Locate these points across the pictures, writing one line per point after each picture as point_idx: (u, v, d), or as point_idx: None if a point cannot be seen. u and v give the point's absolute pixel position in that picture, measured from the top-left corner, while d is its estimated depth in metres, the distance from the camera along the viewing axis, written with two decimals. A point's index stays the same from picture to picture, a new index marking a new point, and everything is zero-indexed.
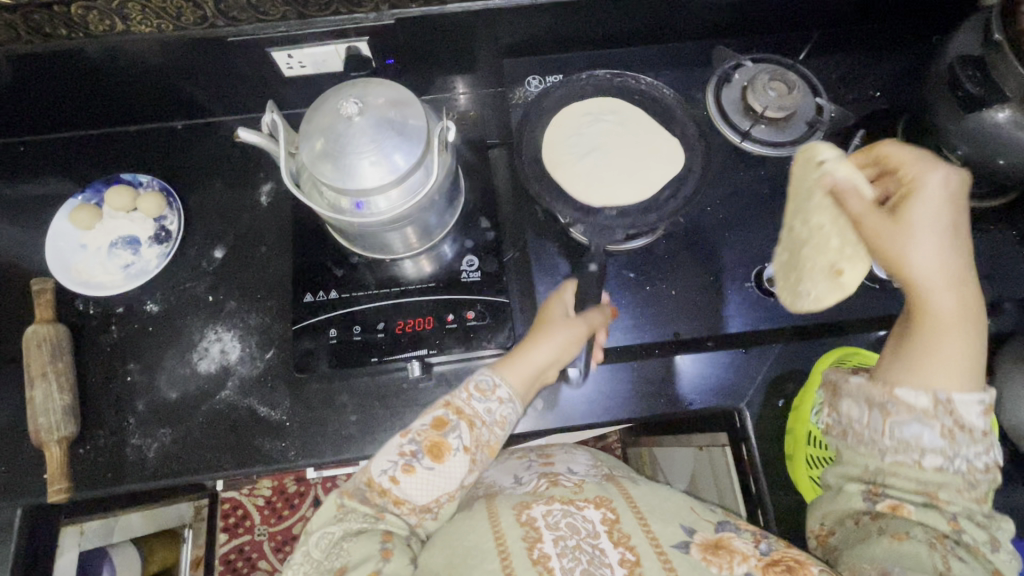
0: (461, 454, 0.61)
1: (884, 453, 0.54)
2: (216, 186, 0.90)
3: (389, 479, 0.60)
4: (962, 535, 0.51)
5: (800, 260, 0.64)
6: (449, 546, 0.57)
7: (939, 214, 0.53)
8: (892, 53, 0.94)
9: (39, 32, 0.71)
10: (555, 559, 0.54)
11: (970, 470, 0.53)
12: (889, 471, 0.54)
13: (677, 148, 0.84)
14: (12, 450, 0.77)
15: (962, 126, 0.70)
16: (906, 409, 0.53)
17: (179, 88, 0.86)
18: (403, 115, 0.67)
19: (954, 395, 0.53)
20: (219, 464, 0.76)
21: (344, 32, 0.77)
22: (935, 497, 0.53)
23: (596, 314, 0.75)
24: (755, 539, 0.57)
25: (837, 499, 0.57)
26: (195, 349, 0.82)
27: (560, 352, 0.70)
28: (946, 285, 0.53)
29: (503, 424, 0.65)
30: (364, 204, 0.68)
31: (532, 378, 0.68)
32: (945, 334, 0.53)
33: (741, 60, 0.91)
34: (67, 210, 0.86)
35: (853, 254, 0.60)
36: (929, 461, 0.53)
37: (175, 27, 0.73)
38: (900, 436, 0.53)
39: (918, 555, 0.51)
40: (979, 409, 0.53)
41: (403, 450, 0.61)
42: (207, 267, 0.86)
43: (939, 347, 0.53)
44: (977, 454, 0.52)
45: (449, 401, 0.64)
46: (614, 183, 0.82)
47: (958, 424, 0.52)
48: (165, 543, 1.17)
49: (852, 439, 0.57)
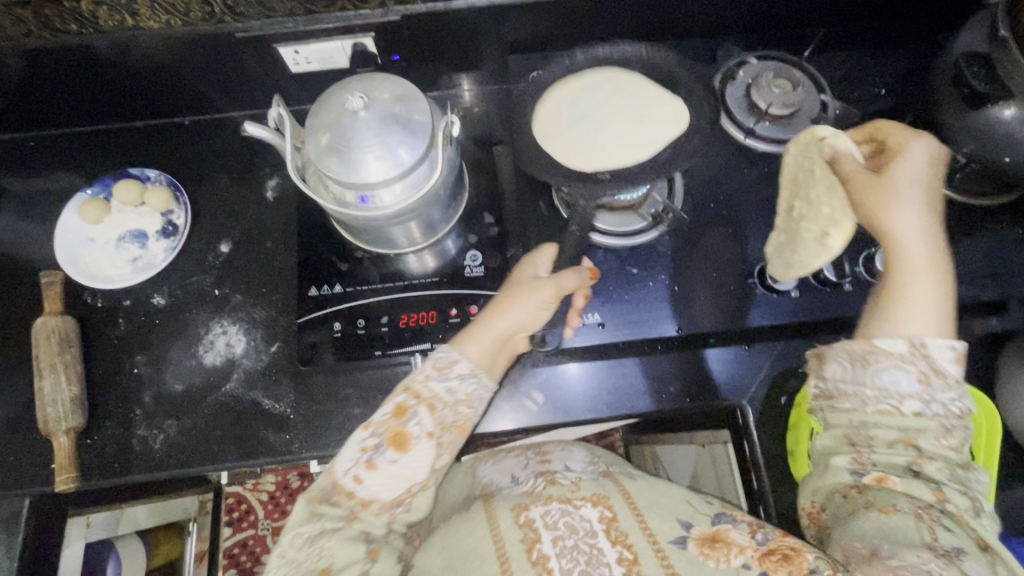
0: (424, 441, 0.60)
1: (866, 404, 0.57)
2: (223, 180, 0.91)
3: (352, 479, 0.58)
4: (947, 505, 0.53)
5: (796, 233, 0.68)
6: (448, 551, 0.60)
7: (920, 176, 0.59)
8: (897, 51, 0.94)
9: (49, 28, 0.72)
10: (553, 559, 0.55)
11: (945, 416, 0.55)
12: (871, 427, 0.56)
13: (682, 109, 0.82)
14: (20, 440, 0.78)
15: (967, 123, 0.70)
16: (885, 356, 0.56)
17: (187, 84, 0.87)
18: (408, 110, 0.68)
19: (926, 339, 0.56)
20: (225, 456, 0.77)
21: (351, 28, 0.77)
22: (912, 440, 0.55)
23: (570, 274, 0.69)
24: (751, 530, 0.58)
25: (825, 476, 0.58)
26: (201, 342, 0.82)
27: (526, 316, 0.67)
28: (921, 238, 0.57)
29: (467, 402, 0.63)
30: (368, 198, 0.68)
31: (492, 347, 0.66)
32: (922, 282, 0.57)
33: (745, 57, 0.90)
34: (76, 204, 0.87)
35: (838, 219, 0.63)
36: (909, 408, 0.55)
37: (183, 23, 0.74)
38: (878, 382, 0.56)
39: (906, 527, 0.52)
40: (951, 355, 0.56)
41: (364, 446, 0.59)
42: (214, 261, 0.87)
43: (915, 295, 0.57)
44: (953, 401, 0.55)
45: (408, 385, 0.62)
46: (600, 158, 0.82)
47: (933, 370, 0.55)
48: (170, 535, 1.17)
49: (836, 404, 0.59)
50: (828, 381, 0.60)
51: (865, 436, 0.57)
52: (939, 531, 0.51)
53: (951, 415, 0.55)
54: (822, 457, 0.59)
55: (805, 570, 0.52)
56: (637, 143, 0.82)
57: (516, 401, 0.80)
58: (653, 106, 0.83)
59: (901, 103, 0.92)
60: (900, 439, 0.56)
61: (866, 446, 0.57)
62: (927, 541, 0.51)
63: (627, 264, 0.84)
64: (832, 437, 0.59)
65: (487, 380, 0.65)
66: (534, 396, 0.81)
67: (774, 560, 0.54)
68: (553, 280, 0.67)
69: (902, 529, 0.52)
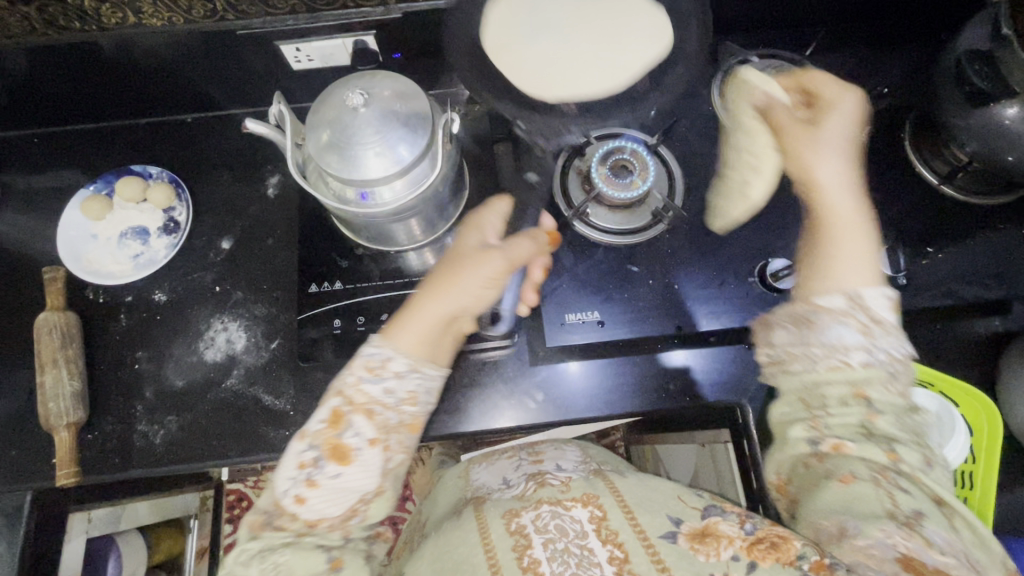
0: (366, 451, 0.59)
1: (815, 363, 0.58)
2: (225, 178, 0.91)
3: (294, 501, 0.58)
4: (901, 465, 0.53)
5: (729, 184, 0.76)
6: (440, 560, 0.59)
7: (844, 129, 0.69)
8: (900, 50, 0.94)
9: (52, 25, 0.73)
10: (544, 563, 0.54)
11: (888, 361, 0.57)
12: (824, 384, 0.57)
13: (659, 28, 0.83)
14: (22, 434, 0.78)
15: (970, 121, 0.69)
16: (828, 313, 0.59)
17: (189, 81, 0.87)
18: (409, 107, 0.68)
19: (861, 290, 0.59)
20: (226, 451, 0.78)
21: (352, 25, 0.77)
22: (861, 391, 0.56)
23: (521, 243, 0.68)
24: (740, 520, 0.58)
25: (787, 448, 0.58)
26: (202, 338, 0.83)
27: (469, 293, 0.66)
28: (843, 188, 0.66)
29: (411, 399, 0.62)
30: (369, 195, 0.68)
31: (431, 332, 0.65)
32: (848, 230, 0.63)
33: (747, 55, 0.90)
34: (78, 201, 0.88)
35: (759, 169, 0.72)
36: (857, 359, 0.57)
37: (185, 20, 0.75)
38: (827, 339, 0.58)
39: (867, 496, 0.52)
40: (886, 303, 0.59)
41: (302, 462, 0.58)
42: (215, 257, 0.87)
43: (842, 241, 0.63)
44: (895, 347, 0.57)
45: (341, 390, 0.60)
46: (559, 79, 0.83)
47: (872, 320, 0.58)
48: (171, 532, 1.18)
49: (789, 367, 0.60)
50: (777, 351, 0.61)
51: (818, 396, 0.57)
52: (897, 495, 0.52)
53: (893, 358, 0.57)
54: (783, 429, 0.59)
55: (792, 558, 0.53)
56: (602, 70, 0.83)
57: (516, 398, 0.81)
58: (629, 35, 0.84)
59: (903, 103, 0.91)
60: (850, 392, 0.56)
61: (820, 411, 0.57)
62: (888, 509, 0.51)
63: (627, 262, 0.84)
64: (789, 404, 0.59)
65: (429, 371, 0.63)
66: (534, 393, 0.81)
67: (762, 549, 0.55)
68: (501, 253, 0.66)
69: (863, 497, 0.52)
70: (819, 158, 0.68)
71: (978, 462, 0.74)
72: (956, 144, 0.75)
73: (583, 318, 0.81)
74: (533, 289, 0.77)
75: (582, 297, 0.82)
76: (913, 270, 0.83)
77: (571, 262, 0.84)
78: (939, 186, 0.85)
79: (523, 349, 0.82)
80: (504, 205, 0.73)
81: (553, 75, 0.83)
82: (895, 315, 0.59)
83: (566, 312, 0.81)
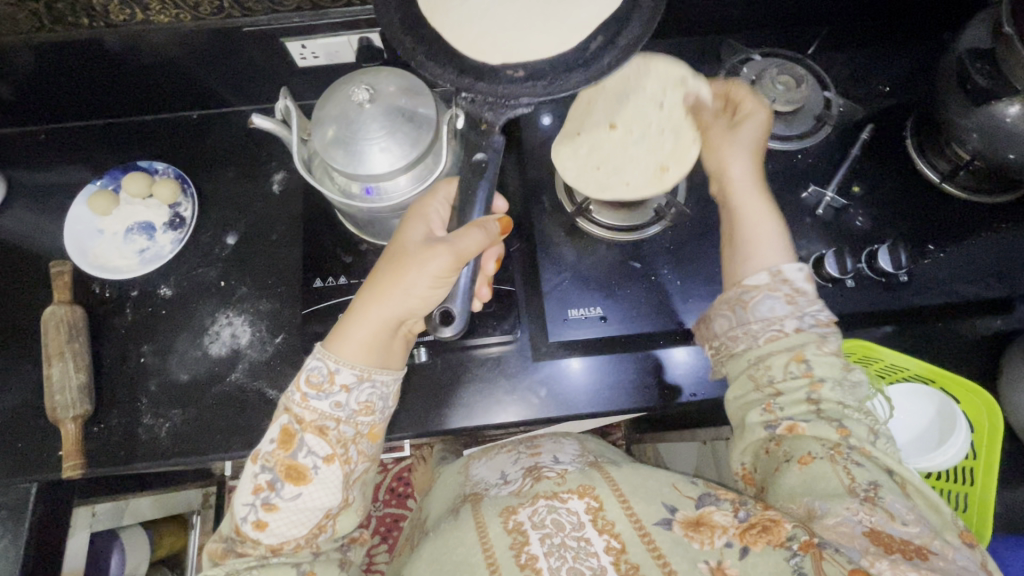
0: (323, 468, 0.59)
1: (757, 338, 0.64)
2: (231, 174, 0.92)
3: (254, 527, 0.59)
4: (851, 439, 0.57)
5: (626, 161, 0.79)
6: (437, 561, 0.59)
7: (757, 136, 0.73)
8: (901, 49, 0.94)
9: (61, 21, 0.74)
10: (542, 559, 0.55)
11: (817, 325, 0.63)
12: (767, 357, 0.63)
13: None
14: (29, 427, 0.79)
15: (972, 119, 0.69)
16: (756, 292, 0.65)
17: (195, 78, 0.88)
18: (414, 103, 0.68)
19: (782, 266, 0.65)
20: (230, 445, 0.78)
21: (357, 23, 0.78)
22: (798, 356, 0.61)
23: (470, 235, 0.62)
24: (734, 507, 0.57)
25: (747, 434, 0.62)
26: (207, 332, 0.83)
27: (417, 293, 0.62)
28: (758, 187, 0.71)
29: (367, 408, 0.62)
30: (373, 189, 0.69)
31: (376, 337, 0.63)
32: (762, 216, 0.69)
33: (750, 53, 0.90)
34: (85, 196, 0.88)
35: (677, 158, 0.77)
36: (789, 327, 0.63)
37: (192, 17, 0.76)
38: (762, 315, 0.64)
39: (826, 474, 0.56)
40: (803, 275, 0.65)
41: (258, 486, 0.59)
42: (220, 252, 0.88)
43: (759, 226, 0.68)
44: (819, 312, 0.64)
45: (289, 407, 0.60)
46: (502, 36, 0.72)
47: (794, 291, 0.64)
48: (174, 528, 1.18)
49: (733, 349, 0.66)
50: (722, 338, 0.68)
51: (764, 369, 0.62)
52: (853, 469, 0.55)
53: (822, 323, 0.63)
54: (742, 415, 0.64)
55: (783, 540, 0.52)
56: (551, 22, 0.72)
57: (519, 393, 0.81)
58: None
59: (904, 102, 0.92)
60: (790, 359, 0.62)
61: (771, 394, 0.61)
62: (846, 485, 0.54)
63: (629, 259, 0.85)
64: (743, 389, 0.64)
65: (380, 378, 0.63)
66: (536, 389, 0.81)
67: (753, 533, 0.53)
68: (448, 247, 0.61)
69: (822, 475, 0.56)
70: (735, 151, 0.72)
71: (978, 458, 0.74)
72: (958, 142, 0.75)
73: (587, 314, 0.81)
74: (487, 281, 0.76)
75: (585, 293, 0.83)
76: (914, 268, 0.83)
77: (573, 258, 0.85)
78: (940, 184, 0.85)
79: (525, 345, 0.83)
80: (451, 189, 0.69)
81: (496, 33, 0.72)
82: (813, 283, 0.64)
83: (569, 308, 0.82)
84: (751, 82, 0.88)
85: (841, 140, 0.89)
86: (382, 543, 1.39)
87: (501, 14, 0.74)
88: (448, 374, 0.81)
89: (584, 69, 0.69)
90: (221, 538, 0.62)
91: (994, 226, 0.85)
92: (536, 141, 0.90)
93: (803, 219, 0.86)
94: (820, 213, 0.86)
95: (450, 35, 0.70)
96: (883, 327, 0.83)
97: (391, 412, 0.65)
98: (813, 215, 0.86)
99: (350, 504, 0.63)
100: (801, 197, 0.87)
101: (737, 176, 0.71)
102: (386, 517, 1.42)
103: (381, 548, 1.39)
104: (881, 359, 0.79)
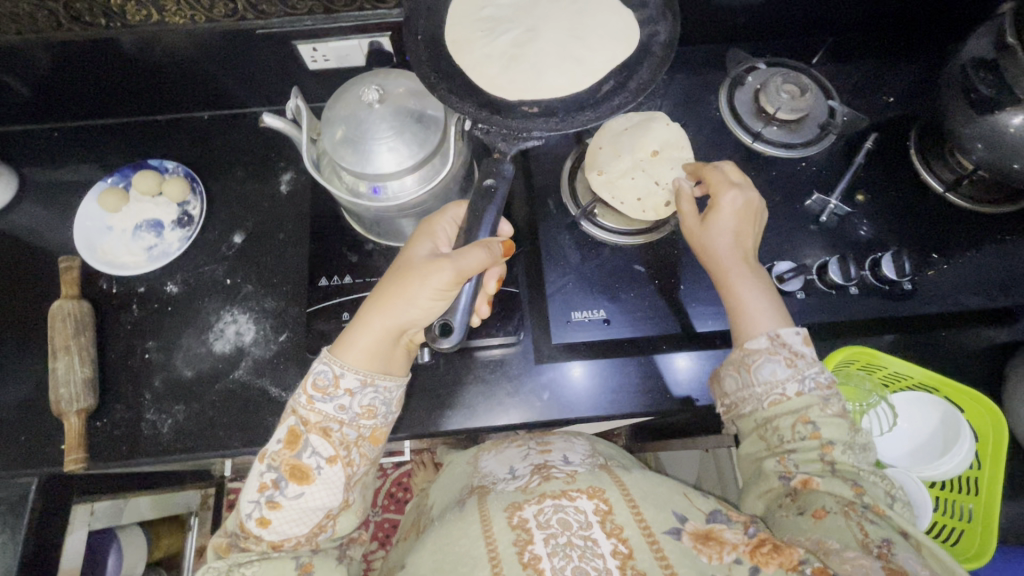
0: (326, 468, 0.60)
1: (761, 402, 0.61)
2: (239, 174, 0.93)
3: (258, 523, 0.59)
4: (864, 498, 0.56)
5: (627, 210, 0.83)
6: (440, 553, 0.59)
7: (733, 223, 0.69)
8: (905, 62, 0.95)
9: (79, 20, 0.76)
10: (546, 559, 0.54)
11: (818, 388, 0.60)
12: (772, 420, 0.60)
13: (626, 47, 0.80)
14: (33, 422, 0.79)
15: (977, 128, 0.70)
16: (756, 355, 0.62)
17: (208, 78, 0.89)
18: (423, 105, 0.69)
19: (778, 329, 0.63)
20: (230, 441, 0.78)
21: (367, 27, 0.80)
22: (804, 418, 0.59)
23: (474, 253, 0.62)
24: (744, 527, 0.57)
25: (762, 482, 0.61)
26: (211, 329, 0.84)
27: (424, 311, 0.63)
28: (741, 268, 0.67)
29: (370, 412, 0.62)
30: (381, 188, 0.70)
31: (378, 344, 0.63)
32: (752, 284, 0.66)
33: (754, 63, 0.93)
34: (96, 193, 0.89)
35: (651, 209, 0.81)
36: (791, 391, 0.60)
37: (206, 18, 0.77)
38: (764, 377, 0.61)
39: (840, 527, 0.54)
40: (799, 338, 0.62)
41: (263, 484, 0.59)
42: (227, 251, 0.88)
43: (752, 302, 0.65)
44: (822, 374, 0.61)
45: (295, 409, 0.61)
46: (516, 76, 0.80)
47: (794, 354, 0.61)
48: (172, 529, 1.17)
49: (740, 410, 0.63)
50: (727, 397, 0.64)
51: (773, 430, 0.60)
52: (868, 527, 0.53)
53: (822, 386, 0.60)
54: (755, 467, 0.62)
55: (796, 562, 0.51)
56: (563, 62, 0.81)
57: (522, 396, 0.81)
58: (594, 29, 0.82)
59: (907, 112, 0.92)
60: (796, 421, 0.59)
61: (784, 450, 0.59)
62: (859, 539, 0.52)
63: (634, 263, 0.85)
64: (755, 449, 0.62)
65: (383, 383, 0.62)
66: (540, 392, 0.81)
67: (765, 552, 0.53)
68: (450, 263, 0.61)
69: (835, 529, 0.54)
70: (717, 228, 0.69)
71: (983, 468, 0.73)
72: (963, 152, 0.75)
73: (590, 316, 0.82)
74: (487, 299, 0.75)
75: (587, 294, 0.83)
76: (920, 278, 0.83)
77: (578, 260, 0.85)
78: (945, 194, 0.86)
79: (528, 347, 0.83)
80: (461, 210, 0.70)
81: (511, 69, 0.81)
82: (811, 346, 0.62)
83: (572, 310, 0.83)
84: (755, 89, 0.90)
85: (845, 148, 0.90)
86: (380, 548, 1.38)
87: (518, 54, 0.82)
88: (452, 375, 0.81)
89: (593, 108, 0.78)
90: (226, 534, 0.63)
91: (998, 235, 0.85)
92: (540, 148, 0.91)
93: (805, 226, 0.86)
94: (825, 220, 0.86)
95: (470, 72, 0.80)
96: (891, 335, 0.82)
97: (395, 416, 0.65)
98: (817, 223, 0.86)
99: (351, 505, 0.63)
100: (806, 204, 0.87)
101: (721, 253, 0.68)
102: (384, 522, 1.41)
103: (378, 553, 1.38)
104: (884, 366, 0.78)
